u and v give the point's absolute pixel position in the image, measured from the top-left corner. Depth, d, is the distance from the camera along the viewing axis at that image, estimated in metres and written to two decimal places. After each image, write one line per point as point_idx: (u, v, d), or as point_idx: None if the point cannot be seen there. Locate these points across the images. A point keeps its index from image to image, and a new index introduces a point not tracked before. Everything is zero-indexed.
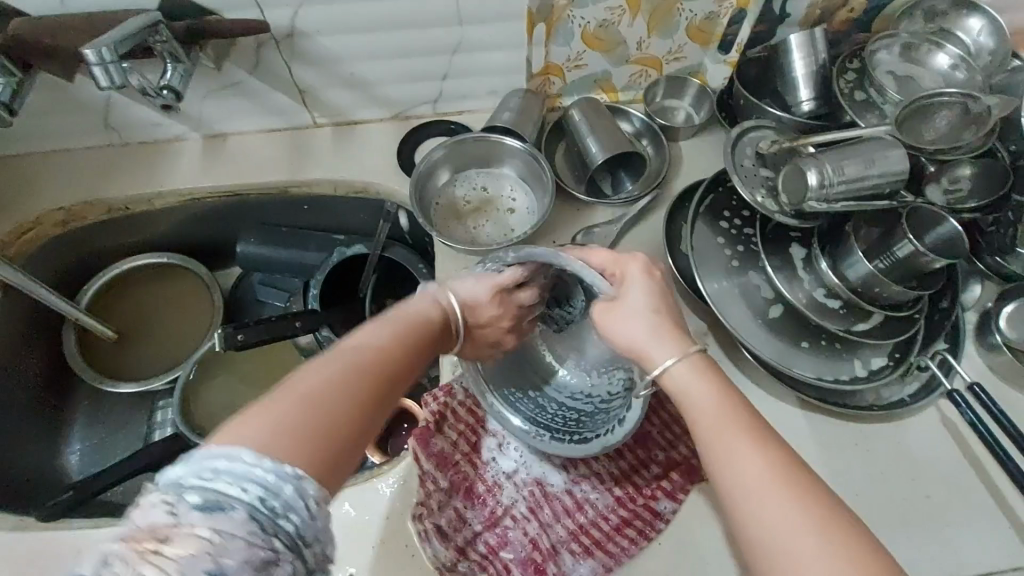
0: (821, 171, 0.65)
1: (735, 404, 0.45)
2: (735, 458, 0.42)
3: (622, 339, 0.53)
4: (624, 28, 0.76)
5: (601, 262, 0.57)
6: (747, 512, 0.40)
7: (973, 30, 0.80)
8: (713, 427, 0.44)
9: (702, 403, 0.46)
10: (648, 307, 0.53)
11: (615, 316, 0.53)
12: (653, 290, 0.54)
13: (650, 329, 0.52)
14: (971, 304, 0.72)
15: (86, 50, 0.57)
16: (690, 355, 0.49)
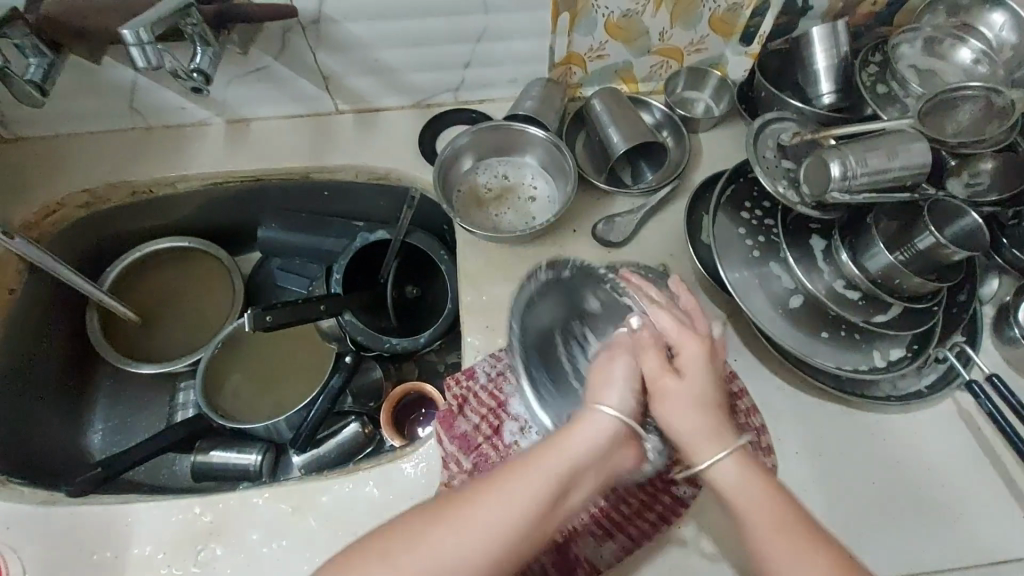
0: (844, 162, 0.65)
1: (787, 502, 0.49)
2: (792, 562, 0.46)
3: (674, 426, 0.51)
4: (648, 19, 0.77)
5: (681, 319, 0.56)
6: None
7: (996, 25, 0.80)
8: (764, 530, 0.47)
9: (752, 502, 0.48)
10: (702, 413, 0.51)
11: (675, 381, 0.51)
12: (713, 370, 0.53)
13: (706, 423, 0.50)
14: (988, 298, 0.73)
15: (124, 31, 0.57)
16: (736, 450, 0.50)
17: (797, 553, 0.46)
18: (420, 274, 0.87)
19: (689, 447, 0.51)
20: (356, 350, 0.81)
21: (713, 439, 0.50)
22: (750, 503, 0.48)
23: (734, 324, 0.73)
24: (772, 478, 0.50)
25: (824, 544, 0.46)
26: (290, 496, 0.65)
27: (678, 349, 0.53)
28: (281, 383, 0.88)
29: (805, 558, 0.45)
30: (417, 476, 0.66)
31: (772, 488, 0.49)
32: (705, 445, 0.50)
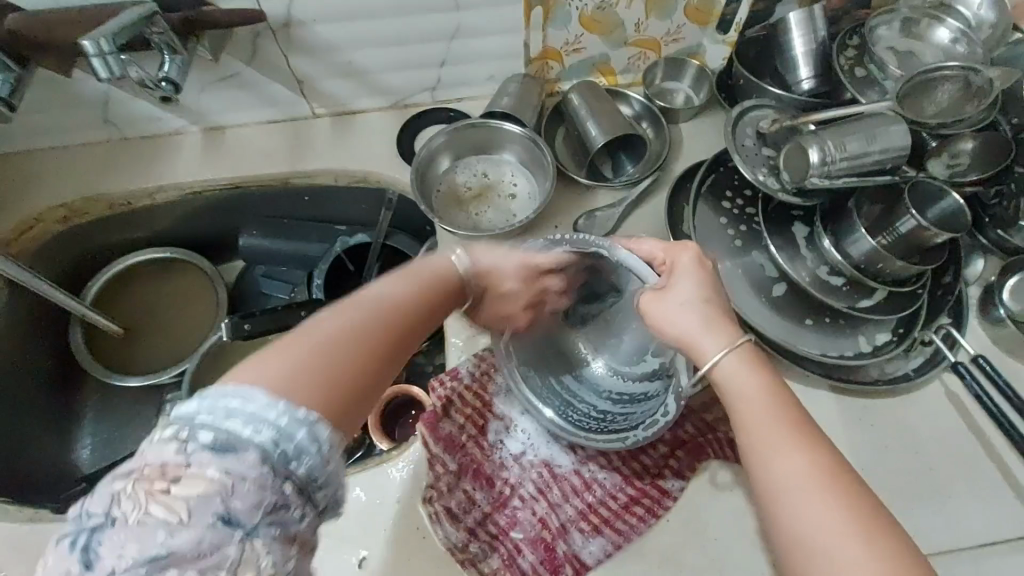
0: (823, 148, 0.65)
1: (789, 404, 0.45)
2: (783, 453, 0.42)
3: (669, 329, 0.51)
4: (622, 10, 0.76)
5: (651, 249, 0.55)
6: (778, 483, 0.41)
7: (973, 5, 0.80)
8: (760, 424, 0.44)
9: (753, 397, 0.46)
10: (700, 316, 0.50)
11: (661, 305, 0.52)
12: (704, 280, 0.52)
13: (701, 320, 0.50)
14: (974, 279, 0.72)
15: (85, 42, 0.57)
16: (738, 346, 0.48)
17: (774, 447, 0.42)
18: None
19: (694, 348, 0.50)
20: None
21: (708, 337, 0.49)
22: (751, 404, 0.45)
23: None
24: (779, 377, 0.47)
25: (815, 445, 0.42)
26: None
27: (668, 269, 0.53)
28: None
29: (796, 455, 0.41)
30: (403, 480, 0.65)
31: (774, 386, 0.46)
32: (708, 341, 0.49)
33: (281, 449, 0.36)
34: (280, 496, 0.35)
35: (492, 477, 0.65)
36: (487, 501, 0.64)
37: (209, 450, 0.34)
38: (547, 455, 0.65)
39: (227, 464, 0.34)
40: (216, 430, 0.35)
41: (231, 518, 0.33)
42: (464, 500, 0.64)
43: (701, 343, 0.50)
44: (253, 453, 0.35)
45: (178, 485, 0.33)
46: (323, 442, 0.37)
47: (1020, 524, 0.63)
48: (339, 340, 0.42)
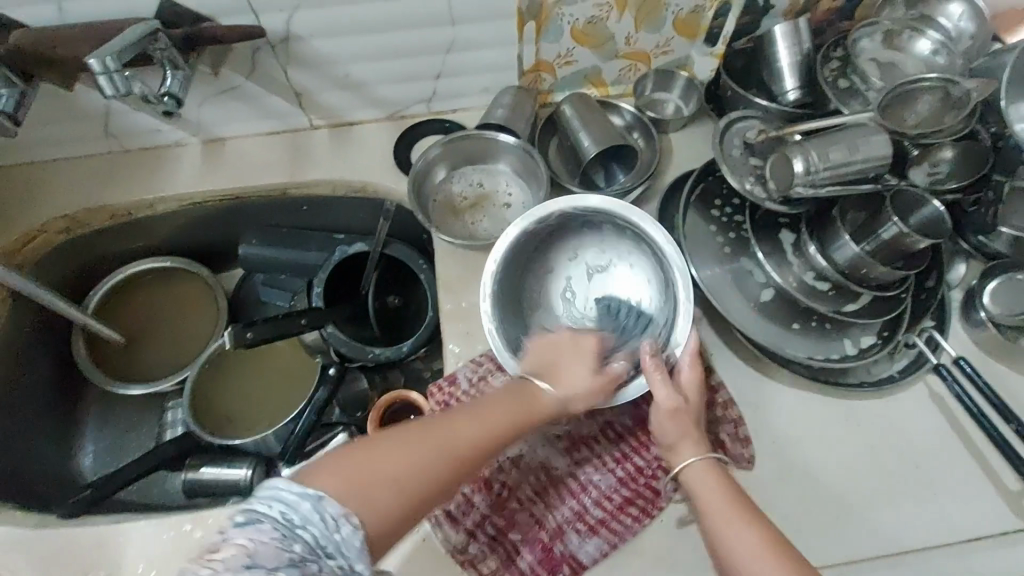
0: (807, 159, 0.68)
1: (732, 491, 0.54)
2: (732, 528, 0.51)
3: (659, 426, 0.60)
4: (612, 24, 0.79)
5: (676, 314, 0.64)
6: (731, 554, 0.50)
7: (954, 15, 0.82)
8: (720, 506, 0.52)
9: (711, 491, 0.54)
10: (676, 432, 0.59)
11: (659, 374, 0.60)
12: (699, 375, 0.62)
13: (679, 431, 0.59)
14: (956, 282, 0.75)
15: (91, 60, 0.59)
16: (710, 458, 0.57)
17: (733, 524, 0.51)
18: (401, 285, 0.88)
19: (672, 451, 0.59)
20: (340, 362, 0.82)
21: (690, 438, 0.58)
22: (710, 495, 0.54)
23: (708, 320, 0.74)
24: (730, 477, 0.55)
25: (759, 518, 0.51)
26: None
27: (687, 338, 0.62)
28: (269, 399, 0.89)
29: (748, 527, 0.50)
30: None
31: (731, 486, 0.54)
32: (678, 451, 0.58)
33: (290, 518, 0.43)
34: (293, 553, 0.41)
35: (489, 479, 0.66)
36: (484, 503, 0.65)
37: (237, 526, 0.42)
38: (544, 457, 0.67)
39: (250, 534, 0.41)
40: (245, 512, 0.43)
41: (258, 566, 0.39)
42: (463, 502, 0.64)
43: (681, 449, 0.58)
44: (268, 523, 0.42)
45: (218, 552, 0.40)
46: (326, 513, 0.44)
47: (1001, 520, 0.65)
48: (406, 480, 0.49)
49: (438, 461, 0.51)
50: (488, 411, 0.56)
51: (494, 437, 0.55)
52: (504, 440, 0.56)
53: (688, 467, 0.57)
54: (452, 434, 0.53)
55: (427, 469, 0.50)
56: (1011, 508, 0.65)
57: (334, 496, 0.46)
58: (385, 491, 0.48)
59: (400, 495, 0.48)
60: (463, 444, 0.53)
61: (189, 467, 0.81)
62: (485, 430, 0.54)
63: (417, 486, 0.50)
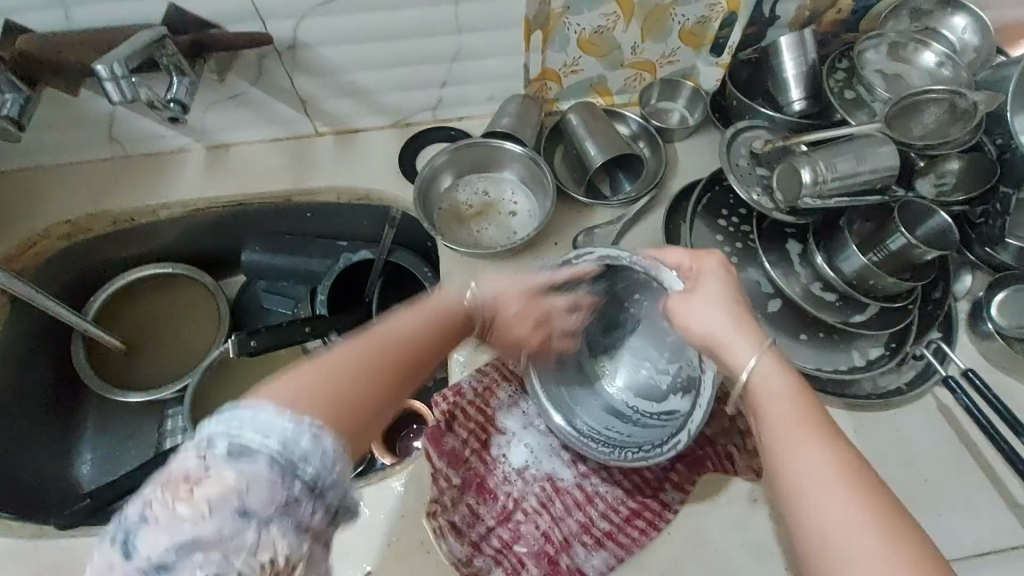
0: (815, 169, 0.67)
1: (812, 409, 0.45)
2: (805, 446, 0.43)
3: (696, 327, 0.53)
4: (619, 34, 0.79)
5: (677, 258, 0.56)
6: (802, 476, 0.42)
7: (958, 28, 0.83)
8: (779, 421, 0.45)
9: (776, 398, 0.46)
10: (728, 323, 0.52)
11: (689, 302, 0.53)
12: (730, 283, 0.54)
13: (724, 320, 0.52)
14: (962, 294, 0.74)
15: (98, 66, 0.58)
16: (766, 351, 0.50)
17: (800, 445, 0.43)
18: (405, 292, 0.87)
19: (726, 350, 0.51)
20: None
21: (730, 335, 0.51)
22: (773, 406, 0.46)
23: None
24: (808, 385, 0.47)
25: (832, 437, 0.43)
26: None
27: (693, 273, 0.55)
28: None
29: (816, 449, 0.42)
30: (405, 494, 0.66)
31: (806, 391, 0.46)
32: (732, 353, 0.51)
33: (285, 455, 0.37)
34: (289, 494, 0.36)
35: (494, 491, 0.66)
36: (490, 515, 0.65)
37: (224, 457, 0.36)
38: (549, 469, 0.66)
39: (241, 467, 0.36)
40: (228, 438, 0.36)
41: (248, 511, 0.35)
42: (468, 514, 0.64)
43: (731, 347, 0.51)
44: (260, 460, 0.36)
45: (199, 486, 0.35)
46: (324, 449, 0.38)
47: (1011, 535, 0.64)
48: (348, 380, 0.43)
49: (368, 390, 0.44)
50: (410, 334, 0.49)
51: (424, 334, 0.50)
52: (437, 353, 0.51)
53: (750, 374, 0.49)
54: (383, 336, 0.47)
55: (356, 366, 0.44)
56: (1020, 522, 0.65)
57: (277, 404, 0.39)
58: (320, 372, 0.42)
59: (332, 381, 0.42)
60: (393, 344, 0.47)
61: None
62: (414, 326, 0.50)
63: (357, 388, 0.43)
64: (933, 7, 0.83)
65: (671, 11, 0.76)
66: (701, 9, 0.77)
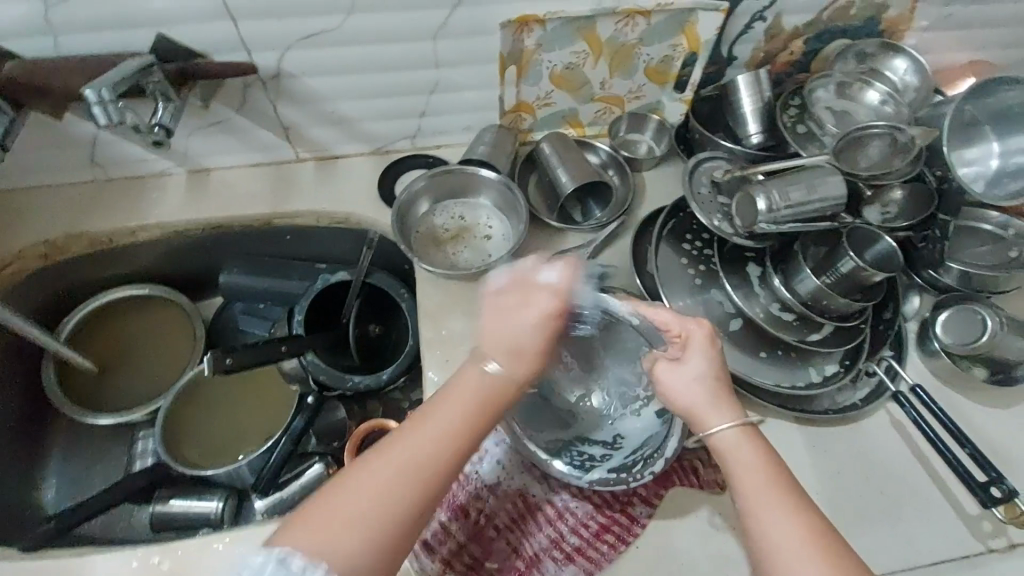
0: (768, 197, 0.72)
1: (780, 474, 0.52)
2: (776, 512, 0.50)
3: (681, 400, 0.57)
4: (588, 71, 0.85)
5: (667, 321, 0.58)
6: (766, 537, 0.49)
7: (899, 69, 0.90)
8: (755, 484, 0.51)
9: (749, 465, 0.53)
10: (706, 388, 0.56)
11: (673, 374, 0.57)
12: (715, 359, 0.57)
13: (707, 395, 0.56)
14: (911, 315, 0.79)
15: (87, 90, 0.60)
16: (742, 421, 0.55)
17: (770, 508, 0.50)
18: (382, 314, 0.89)
19: (700, 417, 0.56)
20: (319, 390, 0.82)
21: (713, 400, 0.56)
22: (745, 464, 0.53)
23: None
24: (772, 448, 0.54)
25: (801, 502, 0.50)
26: (249, 540, 0.65)
27: (683, 341, 0.57)
28: (244, 430, 0.88)
29: (784, 514, 0.49)
30: None
31: (768, 460, 0.53)
32: (709, 419, 0.55)
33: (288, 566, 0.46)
34: None
35: (466, 507, 0.66)
36: (462, 531, 0.65)
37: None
38: (520, 485, 0.67)
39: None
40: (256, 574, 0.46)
41: None
42: (439, 531, 0.64)
43: (707, 417, 0.56)
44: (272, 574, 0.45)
45: None
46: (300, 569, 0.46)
47: (961, 542, 0.67)
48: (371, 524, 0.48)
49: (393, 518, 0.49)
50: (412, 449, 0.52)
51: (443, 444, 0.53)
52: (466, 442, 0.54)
53: (719, 436, 0.55)
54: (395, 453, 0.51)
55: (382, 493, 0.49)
56: (970, 529, 0.68)
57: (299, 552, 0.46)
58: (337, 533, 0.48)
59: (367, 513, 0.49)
60: (417, 466, 0.51)
61: (158, 499, 0.81)
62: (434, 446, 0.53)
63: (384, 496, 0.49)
64: (876, 50, 0.90)
65: (637, 49, 0.83)
66: (663, 49, 0.84)
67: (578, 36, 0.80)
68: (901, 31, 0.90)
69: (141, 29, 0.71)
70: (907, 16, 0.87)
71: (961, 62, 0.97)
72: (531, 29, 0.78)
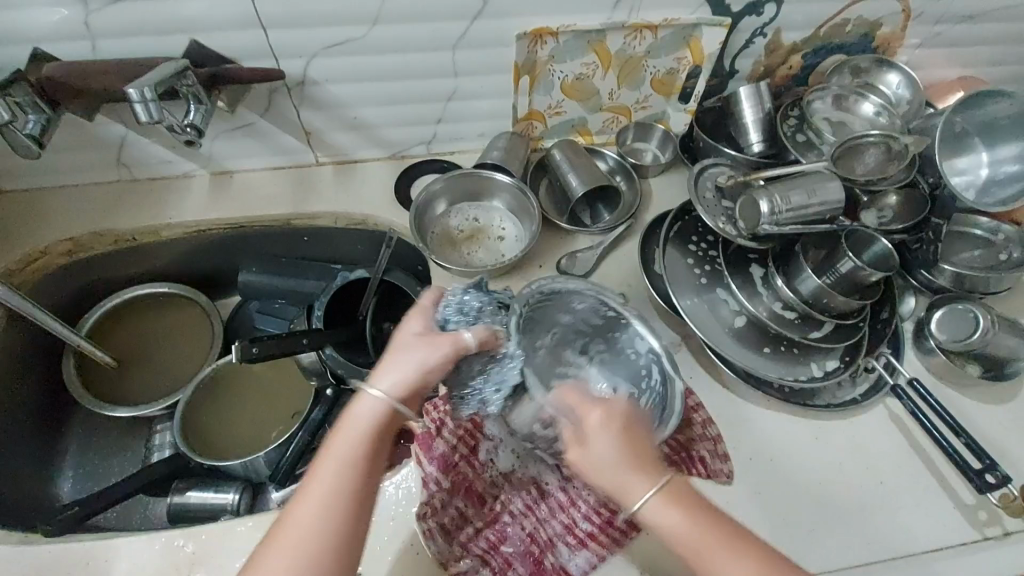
0: (771, 201, 0.75)
1: (720, 526, 0.49)
2: (725, 568, 0.47)
3: (608, 480, 0.50)
4: (598, 81, 0.89)
5: (620, 409, 0.52)
6: None
7: (893, 83, 0.95)
8: (706, 547, 0.48)
9: (689, 527, 0.48)
10: (619, 458, 0.49)
11: (580, 457, 0.50)
12: (620, 441, 0.50)
13: (617, 459, 0.49)
14: (908, 315, 0.82)
15: (130, 90, 0.63)
16: (665, 484, 0.49)
17: (725, 557, 0.47)
18: (397, 312, 0.92)
19: (618, 488, 0.49)
20: (337, 384, 0.84)
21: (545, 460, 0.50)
22: (686, 528, 0.48)
23: (688, 345, 0.79)
24: (702, 502, 0.50)
25: (751, 548, 0.48)
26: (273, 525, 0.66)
27: (580, 428, 0.51)
28: (261, 424, 0.90)
29: (738, 564, 0.47)
30: (398, 498, 0.68)
31: (702, 520, 0.48)
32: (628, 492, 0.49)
33: None
34: None
35: (483, 495, 0.69)
36: (478, 517, 0.68)
37: None
38: (534, 473, 0.69)
39: None
40: None
41: None
42: (457, 516, 0.67)
43: (631, 483, 0.49)
44: None
45: None
46: None
47: (960, 533, 0.70)
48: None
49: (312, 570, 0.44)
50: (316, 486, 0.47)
51: (343, 476, 0.47)
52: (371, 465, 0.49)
53: (648, 507, 0.49)
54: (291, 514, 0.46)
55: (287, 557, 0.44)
56: (969, 520, 0.70)
57: None
58: None
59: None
60: (320, 506, 0.46)
61: (176, 491, 0.82)
62: (331, 486, 0.47)
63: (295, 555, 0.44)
64: (870, 65, 0.95)
65: (644, 62, 0.88)
66: (669, 61, 0.88)
67: (588, 49, 0.85)
68: (894, 48, 0.95)
69: (176, 35, 0.74)
70: (899, 34, 0.92)
71: (951, 78, 1.02)
72: (544, 41, 0.82)
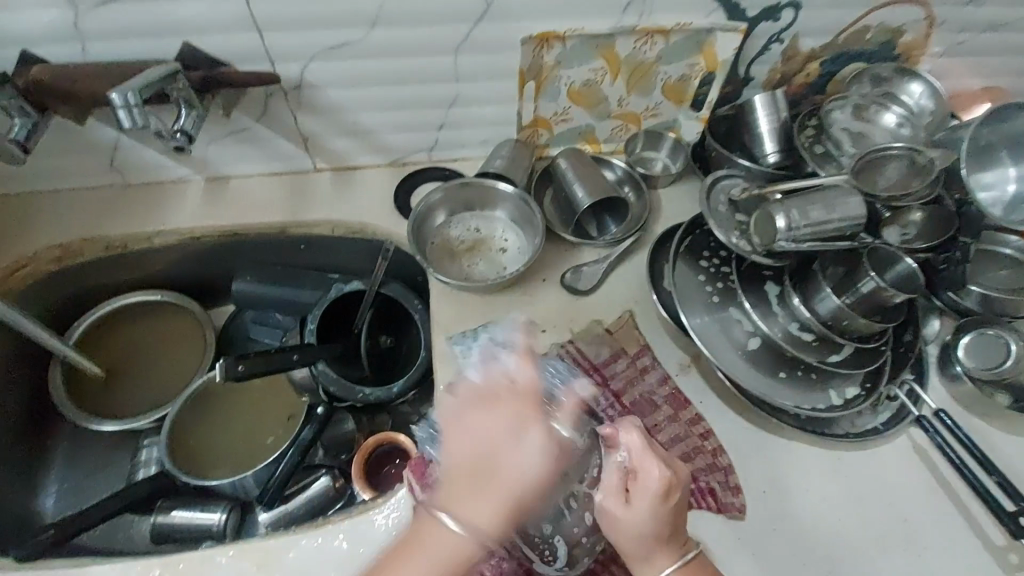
0: (788, 215, 0.71)
1: None
2: None
3: (622, 535, 0.54)
4: (606, 87, 0.86)
5: (632, 447, 0.54)
6: None
7: (915, 94, 0.89)
8: None
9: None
10: (661, 521, 0.53)
11: (614, 513, 0.53)
12: (665, 511, 0.53)
13: (651, 535, 0.53)
14: (931, 338, 0.78)
15: (114, 94, 0.60)
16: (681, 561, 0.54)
17: None
18: (394, 326, 0.89)
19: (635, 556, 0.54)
20: (329, 401, 0.81)
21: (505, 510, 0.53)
22: None
23: (697, 367, 0.75)
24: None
25: None
26: (256, 554, 0.63)
27: (637, 479, 0.53)
28: (250, 439, 0.86)
29: None
30: (389, 528, 0.65)
31: None
32: (648, 565, 0.54)
33: None
34: None
35: None
36: None
37: None
38: None
39: None
40: None
41: None
42: None
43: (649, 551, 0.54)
44: None
45: None
46: None
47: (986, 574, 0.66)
48: None
49: None
50: None
51: None
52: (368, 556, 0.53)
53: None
54: None
55: None
56: (995, 560, 0.66)
57: None
58: None
59: None
60: None
61: (161, 510, 0.79)
62: None
63: None
64: (891, 74, 0.90)
65: (655, 68, 0.84)
66: (681, 68, 0.85)
67: (596, 54, 0.81)
68: (917, 56, 0.90)
69: (168, 37, 0.72)
70: (922, 41, 0.88)
71: (975, 87, 0.97)
72: (551, 45, 0.79)
